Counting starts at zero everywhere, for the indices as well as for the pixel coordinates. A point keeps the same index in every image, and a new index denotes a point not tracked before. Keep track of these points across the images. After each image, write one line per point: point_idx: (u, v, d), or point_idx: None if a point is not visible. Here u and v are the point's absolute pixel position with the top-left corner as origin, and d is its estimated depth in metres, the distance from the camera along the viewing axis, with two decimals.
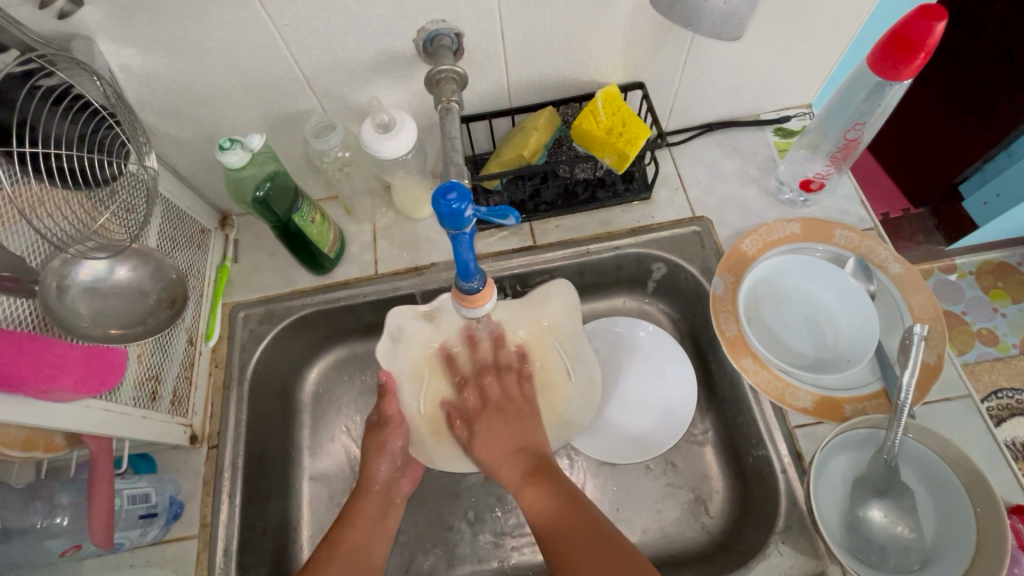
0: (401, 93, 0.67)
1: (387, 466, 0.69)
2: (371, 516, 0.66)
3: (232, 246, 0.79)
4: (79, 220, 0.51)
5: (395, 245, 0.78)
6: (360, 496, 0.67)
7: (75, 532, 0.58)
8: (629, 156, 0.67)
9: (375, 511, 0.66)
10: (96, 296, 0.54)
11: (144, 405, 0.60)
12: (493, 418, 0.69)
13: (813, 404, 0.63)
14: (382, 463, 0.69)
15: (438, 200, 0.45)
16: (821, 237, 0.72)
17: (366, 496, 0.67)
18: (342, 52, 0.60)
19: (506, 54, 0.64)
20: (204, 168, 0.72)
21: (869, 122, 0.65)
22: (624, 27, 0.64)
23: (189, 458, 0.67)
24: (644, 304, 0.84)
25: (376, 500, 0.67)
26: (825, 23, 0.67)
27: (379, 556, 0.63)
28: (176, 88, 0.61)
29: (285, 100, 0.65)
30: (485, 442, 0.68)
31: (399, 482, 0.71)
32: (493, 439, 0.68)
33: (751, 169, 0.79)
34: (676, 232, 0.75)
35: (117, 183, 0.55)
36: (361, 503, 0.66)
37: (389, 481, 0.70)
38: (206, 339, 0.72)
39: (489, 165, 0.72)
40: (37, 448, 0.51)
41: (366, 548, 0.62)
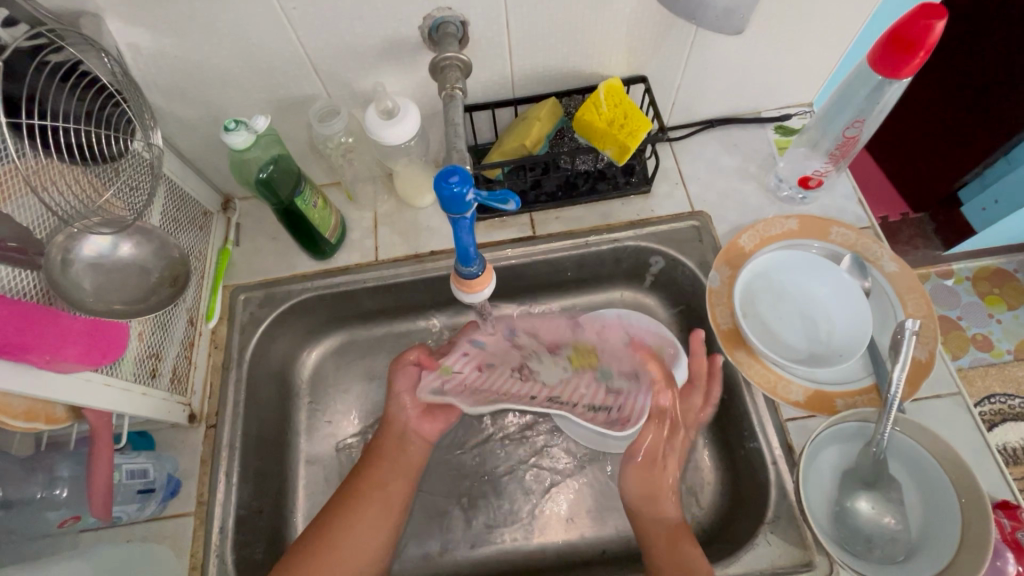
0: (405, 80, 0.67)
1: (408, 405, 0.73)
2: (387, 457, 0.71)
3: (234, 230, 0.79)
4: (85, 195, 0.51)
5: (395, 232, 0.79)
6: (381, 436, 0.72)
7: (75, 504, 0.59)
8: (630, 149, 0.67)
9: (391, 449, 0.71)
10: (100, 272, 0.54)
11: (144, 382, 0.60)
12: (642, 476, 0.67)
13: (805, 398, 0.64)
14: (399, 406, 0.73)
15: (440, 182, 0.45)
16: (817, 234, 0.72)
17: (382, 439, 0.72)
18: (347, 37, 0.60)
19: (510, 44, 0.65)
20: (208, 150, 0.73)
21: (868, 121, 0.65)
22: (630, 20, 0.64)
23: (187, 436, 0.68)
24: (641, 297, 0.85)
25: (388, 440, 0.72)
26: (828, 21, 0.67)
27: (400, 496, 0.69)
28: (181, 68, 0.61)
29: (290, 83, 0.65)
30: (626, 481, 0.68)
31: (416, 429, 0.73)
32: (649, 495, 0.67)
33: (751, 166, 0.80)
34: (674, 227, 0.76)
35: (122, 161, 0.56)
36: (382, 444, 0.72)
37: (408, 422, 0.73)
38: (207, 320, 0.72)
39: (491, 154, 0.72)
40: (39, 419, 0.52)
41: (383, 483, 0.69)
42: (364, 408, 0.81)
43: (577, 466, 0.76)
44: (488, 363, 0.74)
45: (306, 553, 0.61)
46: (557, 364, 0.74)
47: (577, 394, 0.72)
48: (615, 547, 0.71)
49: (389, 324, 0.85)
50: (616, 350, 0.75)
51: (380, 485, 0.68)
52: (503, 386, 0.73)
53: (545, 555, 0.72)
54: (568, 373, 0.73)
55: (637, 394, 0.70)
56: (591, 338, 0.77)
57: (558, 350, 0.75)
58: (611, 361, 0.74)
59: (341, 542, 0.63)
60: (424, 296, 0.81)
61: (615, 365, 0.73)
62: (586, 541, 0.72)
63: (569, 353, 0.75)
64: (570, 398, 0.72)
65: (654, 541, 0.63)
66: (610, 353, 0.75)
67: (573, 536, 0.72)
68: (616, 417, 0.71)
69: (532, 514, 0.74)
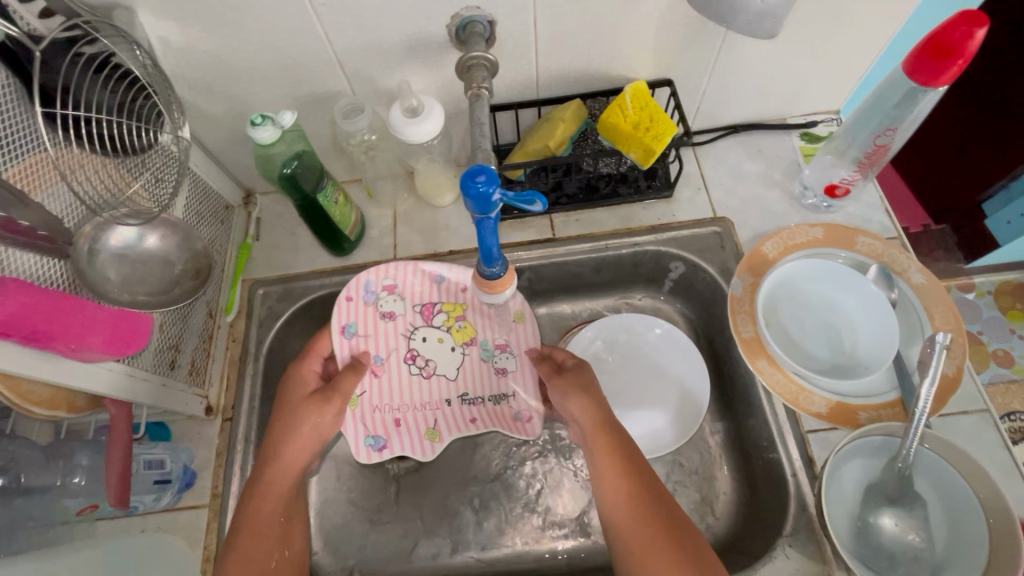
0: (430, 79, 0.67)
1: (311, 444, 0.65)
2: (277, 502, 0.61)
3: (253, 224, 0.79)
4: (113, 187, 0.52)
5: (414, 230, 0.78)
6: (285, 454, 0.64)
7: (91, 493, 0.59)
8: (655, 151, 0.67)
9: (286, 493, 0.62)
10: (125, 262, 0.54)
11: (163, 373, 0.61)
12: (555, 380, 0.67)
13: (827, 410, 0.63)
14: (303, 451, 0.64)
15: (466, 182, 0.45)
16: (843, 244, 0.71)
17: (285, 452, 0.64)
18: (375, 34, 0.60)
19: (537, 45, 0.64)
20: (231, 144, 0.73)
21: (900, 129, 0.64)
22: (658, 23, 0.64)
23: (203, 429, 0.68)
24: (659, 303, 0.84)
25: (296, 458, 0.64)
26: (861, 27, 0.66)
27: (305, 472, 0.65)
28: (209, 63, 0.61)
29: (315, 80, 0.65)
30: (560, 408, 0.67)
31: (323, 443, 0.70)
32: (566, 401, 0.64)
33: (775, 173, 0.79)
34: (696, 233, 0.75)
35: (149, 155, 0.56)
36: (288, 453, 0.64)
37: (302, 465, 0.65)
38: (225, 313, 0.73)
39: (513, 155, 0.72)
40: (62, 408, 0.52)
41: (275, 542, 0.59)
42: None
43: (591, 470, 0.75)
44: (390, 369, 0.74)
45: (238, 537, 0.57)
46: (442, 343, 0.75)
47: (476, 380, 0.75)
48: None
49: None
50: (486, 310, 0.74)
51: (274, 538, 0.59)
52: (413, 395, 0.75)
53: (556, 560, 0.71)
54: (459, 353, 0.75)
55: (518, 378, 0.74)
56: (458, 295, 0.75)
57: (432, 318, 0.75)
58: (485, 325, 0.75)
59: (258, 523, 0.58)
60: None
61: (492, 332, 0.75)
62: (598, 547, 0.71)
63: (441, 317, 0.75)
64: (478, 391, 0.75)
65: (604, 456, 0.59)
66: (479, 312, 0.74)
67: (585, 540, 0.72)
68: (518, 412, 0.74)
69: (544, 518, 0.73)
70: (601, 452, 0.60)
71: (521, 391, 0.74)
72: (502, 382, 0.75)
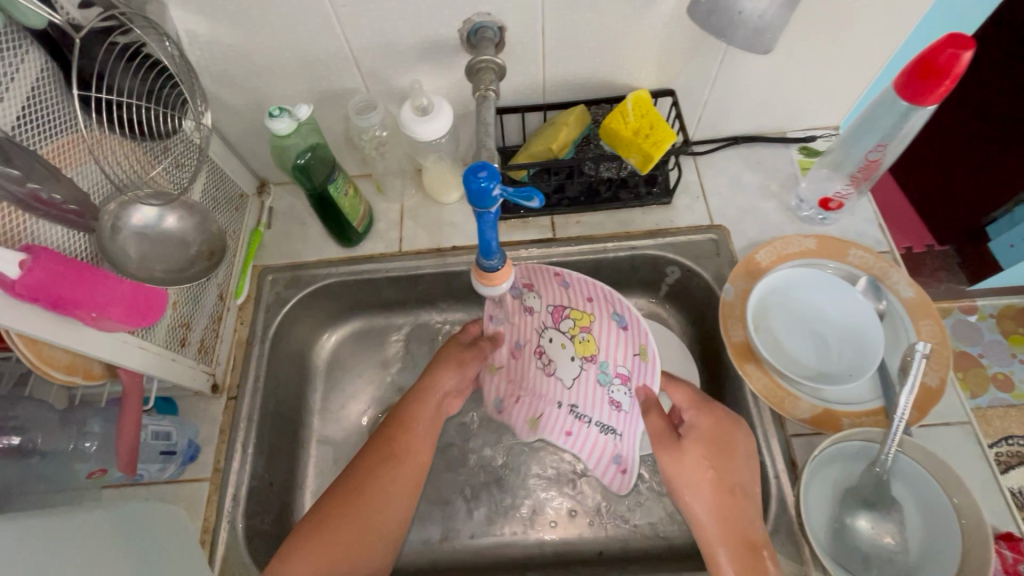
0: (441, 80, 0.70)
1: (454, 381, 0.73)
2: (420, 424, 0.70)
3: (266, 213, 0.83)
4: (136, 168, 0.55)
5: (419, 226, 0.81)
6: (413, 403, 0.71)
7: (101, 457, 0.62)
8: (653, 158, 0.69)
9: (427, 417, 0.70)
10: (145, 240, 0.55)
11: (174, 349, 0.64)
12: (684, 447, 0.63)
13: (811, 415, 0.64)
14: (446, 379, 0.73)
15: (468, 177, 0.48)
16: (835, 255, 0.73)
17: (419, 405, 0.71)
18: (390, 36, 0.64)
19: (544, 51, 0.67)
20: (250, 136, 0.76)
21: (891, 145, 0.66)
22: (661, 34, 0.66)
23: (208, 405, 0.71)
24: (654, 307, 0.86)
25: (428, 408, 0.71)
26: (858, 46, 0.69)
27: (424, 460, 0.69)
28: (233, 56, 0.65)
29: (331, 76, 0.68)
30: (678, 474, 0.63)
31: (449, 402, 0.74)
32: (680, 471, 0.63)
33: (773, 185, 0.81)
34: (692, 239, 0.78)
35: (171, 141, 0.59)
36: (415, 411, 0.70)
37: (445, 394, 0.73)
38: (235, 297, 0.76)
39: (518, 156, 0.75)
40: (78, 374, 0.55)
41: (361, 501, 0.64)
42: (376, 394, 0.83)
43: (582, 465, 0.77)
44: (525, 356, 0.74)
45: (335, 502, 0.63)
46: (564, 348, 0.71)
47: (589, 397, 0.71)
48: (611, 549, 0.72)
49: (407, 314, 0.87)
50: (612, 334, 0.68)
51: (406, 456, 0.67)
52: (538, 386, 0.75)
53: (543, 551, 0.73)
54: (578, 363, 0.70)
55: (630, 416, 0.68)
56: (583, 303, 0.69)
57: (558, 321, 0.70)
58: (609, 347, 0.68)
59: (366, 494, 0.64)
60: (443, 290, 0.83)
61: (614, 356, 0.68)
62: (584, 541, 0.73)
63: (567, 323, 0.70)
64: (589, 409, 0.71)
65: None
66: (605, 333, 0.68)
67: (572, 534, 0.73)
68: (620, 456, 0.71)
69: (534, 509, 0.75)
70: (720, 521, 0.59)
71: (627, 435, 0.69)
72: (614, 417, 0.70)
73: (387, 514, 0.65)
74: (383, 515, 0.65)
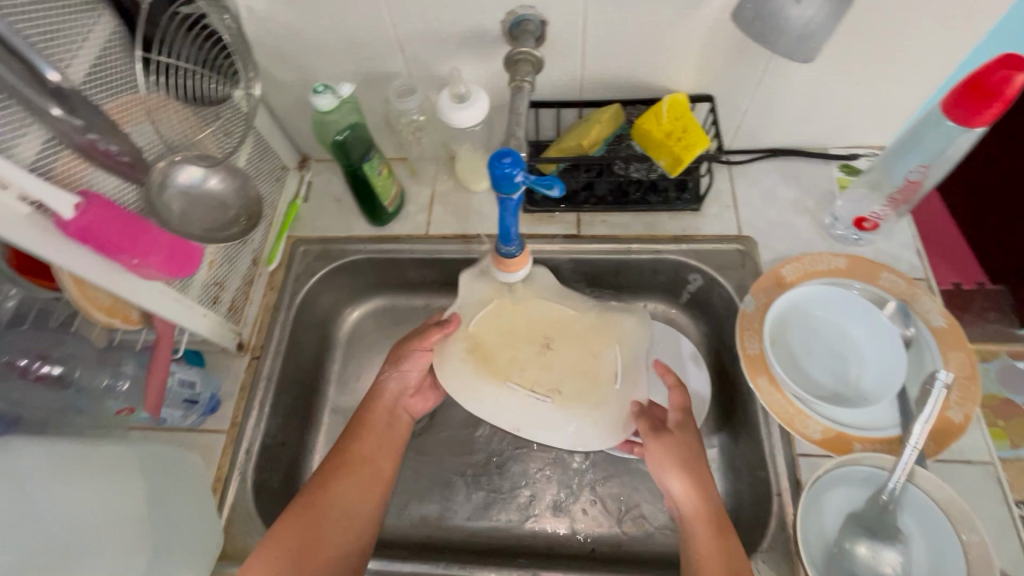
0: (481, 69, 0.72)
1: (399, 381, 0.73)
2: (377, 429, 0.71)
3: (304, 187, 0.86)
4: (187, 131, 0.59)
5: (448, 211, 0.83)
6: (370, 408, 0.72)
7: (130, 397, 0.66)
8: (683, 162, 0.69)
9: (382, 425, 0.71)
10: (189, 199, 0.58)
11: (206, 304, 0.68)
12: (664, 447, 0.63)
13: (821, 436, 0.62)
14: (393, 379, 0.73)
15: (493, 163, 0.50)
16: (864, 277, 0.71)
17: (373, 409, 0.72)
18: (435, 23, 0.65)
19: (584, 48, 0.68)
20: (295, 111, 0.80)
21: (933, 167, 0.64)
22: (704, 38, 0.66)
23: (232, 362, 0.75)
24: (673, 313, 0.85)
25: (381, 412, 0.72)
26: (910, 63, 0.66)
27: (388, 468, 0.69)
28: (287, 34, 0.68)
29: (376, 58, 0.71)
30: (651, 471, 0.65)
31: (405, 405, 0.74)
32: (665, 474, 0.62)
33: (808, 201, 0.79)
34: (717, 248, 0.77)
35: (223, 107, 0.63)
36: (370, 412, 0.71)
37: (398, 396, 0.73)
38: (267, 264, 0.80)
39: (549, 150, 0.75)
40: (117, 317, 0.59)
41: (315, 509, 0.62)
42: None
43: (584, 462, 0.77)
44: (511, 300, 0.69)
45: (293, 516, 0.61)
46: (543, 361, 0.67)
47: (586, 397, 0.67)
48: (604, 548, 0.72)
49: (428, 296, 0.89)
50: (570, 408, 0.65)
51: (366, 460, 0.68)
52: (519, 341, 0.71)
53: (536, 541, 0.73)
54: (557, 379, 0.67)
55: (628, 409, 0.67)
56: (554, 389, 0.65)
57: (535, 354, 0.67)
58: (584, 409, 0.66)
59: (326, 501, 0.63)
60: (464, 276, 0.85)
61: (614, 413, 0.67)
62: (578, 536, 0.73)
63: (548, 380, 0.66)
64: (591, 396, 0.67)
65: (704, 554, 0.57)
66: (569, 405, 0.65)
67: (568, 527, 0.74)
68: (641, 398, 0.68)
69: (531, 500, 0.76)
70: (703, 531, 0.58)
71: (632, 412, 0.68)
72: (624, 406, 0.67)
73: (346, 527, 0.63)
74: (345, 519, 0.63)
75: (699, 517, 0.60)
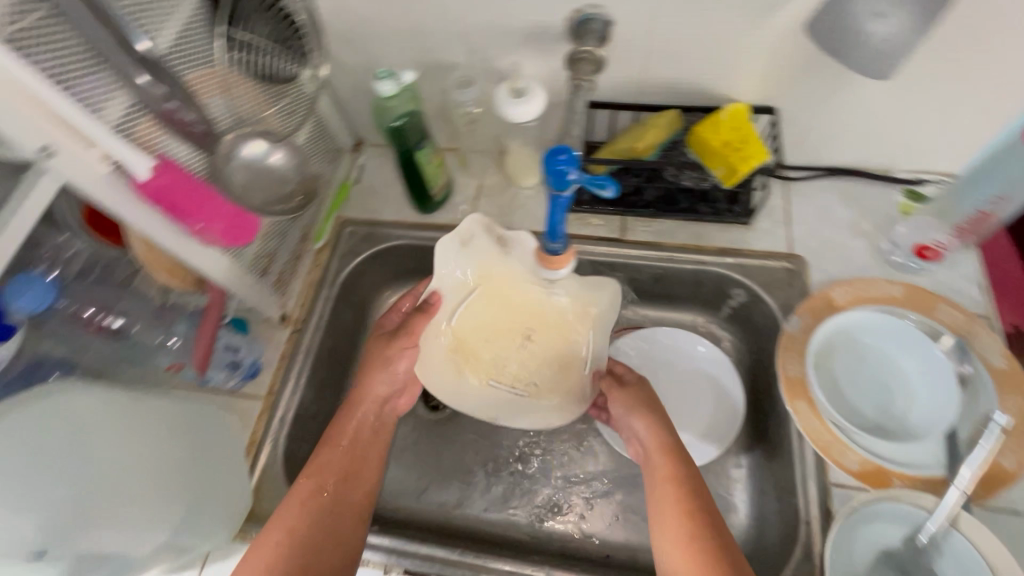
0: (540, 66, 0.72)
1: (384, 385, 0.72)
2: (358, 432, 0.69)
3: (355, 169, 0.89)
4: (253, 107, 0.61)
5: (493, 204, 0.84)
6: (349, 413, 0.70)
7: (180, 354, 0.70)
8: (739, 173, 0.68)
9: (365, 427, 0.70)
10: (252, 171, 0.59)
11: (256, 274, 0.71)
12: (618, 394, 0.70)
13: (858, 468, 0.60)
14: (377, 382, 0.72)
15: (549, 159, 0.50)
16: (920, 308, 0.68)
17: (354, 412, 0.70)
18: (500, 17, 0.66)
19: (647, 51, 0.67)
20: (355, 94, 0.82)
21: (1010, 200, 0.62)
22: (773, 48, 0.64)
23: (274, 333, 0.78)
24: (711, 327, 0.84)
25: (364, 415, 0.70)
26: (993, 89, 0.63)
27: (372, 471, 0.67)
28: (355, 19, 0.70)
29: (438, 49, 0.72)
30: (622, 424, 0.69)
31: (389, 407, 0.73)
32: (629, 415, 0.67)
33: (865, 224, 0.76)
34: (765, 264, 0.75)
35: (289, 88, 0.65)
36: (353, 415, 0.70)
37: (382, 399, 0.72)
38: (315, 241, 0.82)
39: (600, 151, 0.75)
40: (178, 278, 0.63)
41: (302, 511, 0.60)
42: None
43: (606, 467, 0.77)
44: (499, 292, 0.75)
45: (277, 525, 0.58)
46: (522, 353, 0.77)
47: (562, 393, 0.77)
48: (620, 555, 0.71)
49: None
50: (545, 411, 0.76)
51: (350, 462, 0.66)
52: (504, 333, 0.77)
53: (551, 540, 0.73)
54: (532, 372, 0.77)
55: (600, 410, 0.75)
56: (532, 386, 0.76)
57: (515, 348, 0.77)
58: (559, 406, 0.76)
59: (313, 502, 0.61)
60: None
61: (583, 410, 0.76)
62: (594, 541, 0.73)
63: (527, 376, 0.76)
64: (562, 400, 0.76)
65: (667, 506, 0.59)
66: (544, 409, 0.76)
67: (584, 530, 0.74)
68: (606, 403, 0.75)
69: (549, 499, 0.76)
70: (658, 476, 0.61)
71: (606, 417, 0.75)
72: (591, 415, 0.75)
73: (337, 527, 0.60)
74: (333, 519, 0.61)
75: (657, 448, 0.63)
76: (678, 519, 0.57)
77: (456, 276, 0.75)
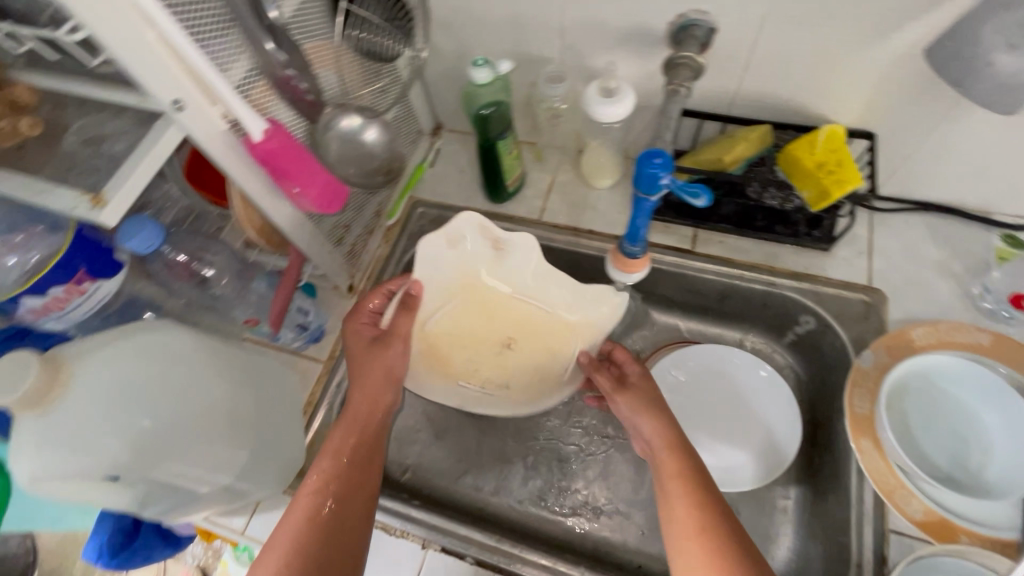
0: (634, 67, 0.71)
1: (382, 388, 0.64)
2: (359, 430, 0.61)
3: (432, 153, 0.91)
4: (353, 83, 0.63)
5: (564, 201, 0.84)
6: (346, 413, 0.62)
7: (256, 309, 0.72)
8: (830, 196, 0.66)
9: (366, 427, 0.62)
10: (348, 144, 0.61)
11: (331, 242, 0.73)
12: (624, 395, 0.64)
13: (923, 517, 0.57)
14: (372, 384, 0.64)
15: (643, 161, 0.50)
16: (1009, 359, 0.63)
17: (351, 412, 0.62)
18: (602, 16, 0.66)
19: (747, 62, 0.66)
20: (442, 79, 0.83)
21: None
22: (884, 71, 0.62)
23: (341, 301, 0.81)
24: (771, 351, 0.82)
25: (364, 416, 0.62)
26: None
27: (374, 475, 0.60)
28: (456, 6, 0.71)
29: (533, 42, 0.73)
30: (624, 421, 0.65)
31: (390, 407, 0.65)
32: (635, 416, 0.62)
33: (955, 265, 0.73)
34: (841, 294, 0.72)
35: (388, 67, 0.67)
36: (348, 415, 0.62)
37: (382, 400, 0.64)
38: (387, 217, 0.85)
39: (683, 160, 0.74)
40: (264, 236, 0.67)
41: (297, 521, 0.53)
42: None
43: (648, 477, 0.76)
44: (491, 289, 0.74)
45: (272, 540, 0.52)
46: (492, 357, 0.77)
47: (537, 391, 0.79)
48: (653, 567, 0.71)
49: None
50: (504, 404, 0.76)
51: (348, 462, 0.58)
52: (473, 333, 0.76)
53: (585, 541, 0.73)
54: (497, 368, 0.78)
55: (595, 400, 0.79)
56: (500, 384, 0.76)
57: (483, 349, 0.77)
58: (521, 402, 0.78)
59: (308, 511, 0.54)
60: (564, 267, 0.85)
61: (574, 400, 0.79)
62: (628, 548, 0.72)
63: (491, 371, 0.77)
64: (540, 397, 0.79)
65: (676, 512, 0.53)
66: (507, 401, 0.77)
67: (619, 536, 0.73)
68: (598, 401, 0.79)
69: (586, 500, 0.76)
70: (668, 476, 0.56)
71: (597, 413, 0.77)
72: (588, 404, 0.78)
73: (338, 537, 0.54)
74: (334, 526, 0.54)
75: (665, 448, 0.58)
76: (692, 512, 0.52)
77: (436, 272, 0.73)
